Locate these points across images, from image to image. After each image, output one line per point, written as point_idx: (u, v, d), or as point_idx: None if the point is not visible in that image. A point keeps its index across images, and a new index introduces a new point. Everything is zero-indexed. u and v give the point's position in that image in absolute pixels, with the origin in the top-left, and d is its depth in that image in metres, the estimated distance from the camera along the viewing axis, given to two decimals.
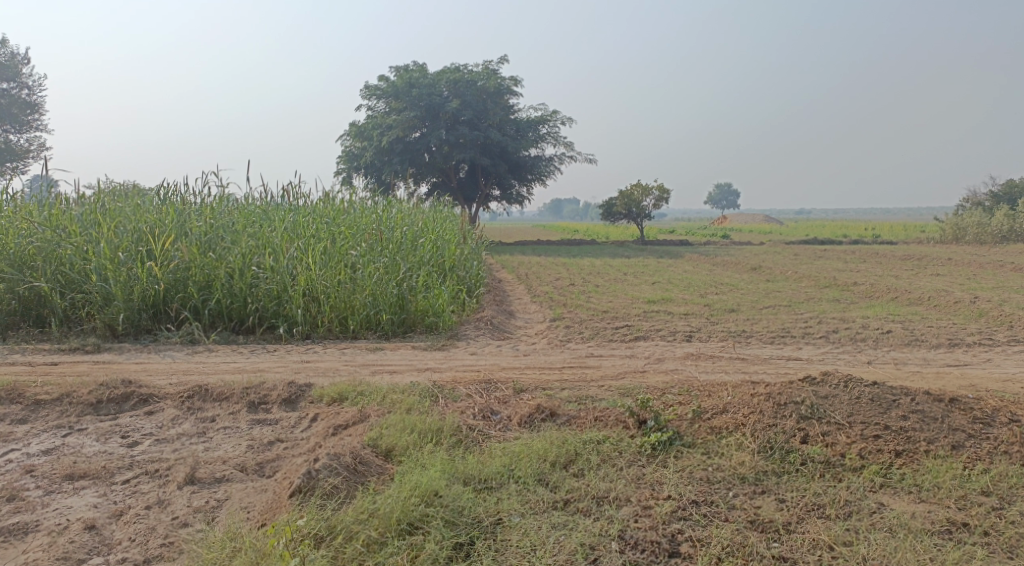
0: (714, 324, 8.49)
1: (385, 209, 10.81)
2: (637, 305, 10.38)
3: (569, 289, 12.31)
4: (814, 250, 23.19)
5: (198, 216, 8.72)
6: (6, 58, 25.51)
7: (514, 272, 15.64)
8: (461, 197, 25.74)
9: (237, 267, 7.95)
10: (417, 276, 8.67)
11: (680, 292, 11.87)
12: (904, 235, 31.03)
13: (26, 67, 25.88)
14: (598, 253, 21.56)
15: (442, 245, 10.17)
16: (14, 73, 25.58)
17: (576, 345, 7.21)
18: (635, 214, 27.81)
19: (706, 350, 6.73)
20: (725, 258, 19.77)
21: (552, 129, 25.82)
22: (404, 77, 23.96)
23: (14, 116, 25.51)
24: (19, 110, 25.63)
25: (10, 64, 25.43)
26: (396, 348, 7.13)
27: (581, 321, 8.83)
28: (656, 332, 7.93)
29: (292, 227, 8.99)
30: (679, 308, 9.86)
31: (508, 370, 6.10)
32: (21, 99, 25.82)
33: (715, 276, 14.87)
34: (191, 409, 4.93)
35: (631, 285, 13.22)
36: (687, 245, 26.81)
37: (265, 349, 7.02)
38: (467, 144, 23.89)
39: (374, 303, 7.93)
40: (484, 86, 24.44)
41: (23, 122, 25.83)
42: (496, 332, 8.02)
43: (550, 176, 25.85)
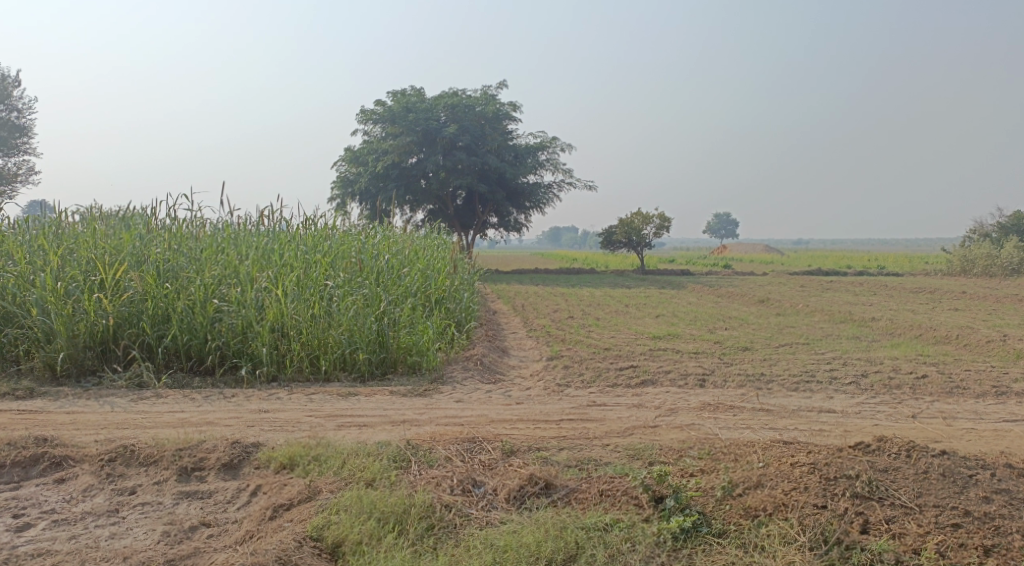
0: (728, 366, 7.63)
1: (370, 236, 10.00)
2: (641, 341, 9.55)
3: (567, 323, 11.45)
4: (821, 282, 22.40)
5: (158, 241, 7.91)
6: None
7: (510, 303, 14.80)
8: (457, 225, 24.96)
9: (198, 299, 7.11)
10: (401, 309, 7.84)
11: (688, 328, 11.01)
12: (909, 267, 30.32)
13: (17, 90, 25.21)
14: (597, 283, 20.76)
15: (431, 275, 9.35)
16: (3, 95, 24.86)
17: (576, 390, 6.36)
18: (635, 243, 27.06)
19: (724, 399, 5.88)
20: (729, 289, 19.01)
21: (551, 155, 25.14)
22: (400, 101, 23.30)
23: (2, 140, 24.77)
24: (8, 133, 24.91)
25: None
26: (371, 393, 6.29)
27: (581, 360, 7.98)
28: (665, 376, 7.08)
29: (265, 255, 8.16)
30: (688, 346, 9.01)
31: (496, 423, 5.24)
32: (10, 122, 25.09)
33: (722, 309, 14.03)
34: (109, 477, 4.10)
35: (634, 318, 12.38)
36: (689, 275, 26.01)
37: (222, 395, 6.17)
38: (464, 170, 23.19)
39: (350, 340, 7.10)
40: (482, 111, 23.80)
41: (12, 145, 25.06)
42: (486, 374, 7.17)
43: (549, 203, 25.14)
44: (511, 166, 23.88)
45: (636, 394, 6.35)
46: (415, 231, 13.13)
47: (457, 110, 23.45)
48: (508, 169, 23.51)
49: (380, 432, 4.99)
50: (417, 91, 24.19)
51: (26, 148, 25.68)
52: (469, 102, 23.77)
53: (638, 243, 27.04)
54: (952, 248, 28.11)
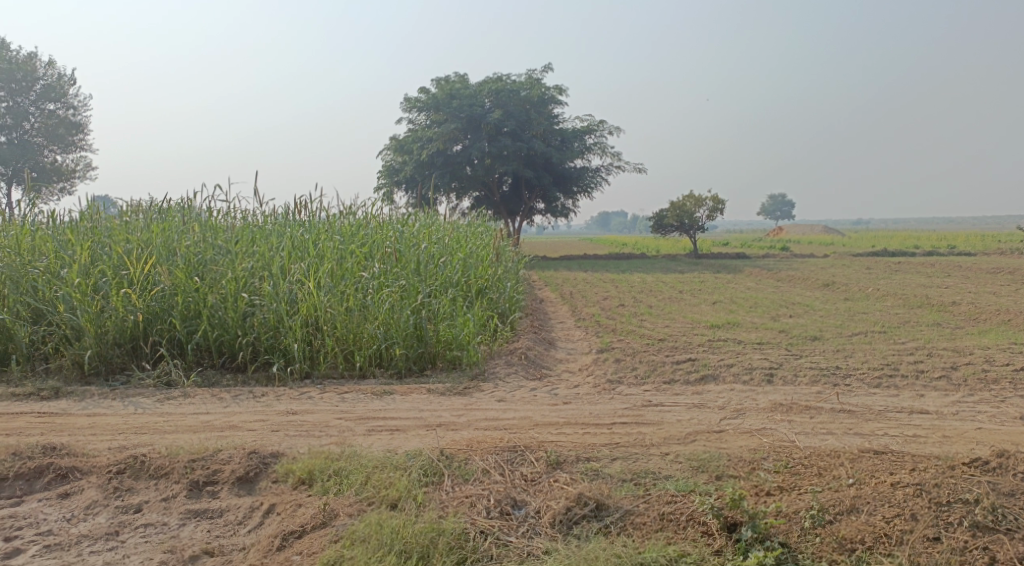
0: (796, 358, 6.97)
1: (409, 224, 9.52)
2: (699, 330, 8.92)
3: (619, 311, 10.86)
4: (887, 263, 21.34)
5: (189, 233, 7.57)
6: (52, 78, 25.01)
7: (559, 289, 14.24)
8: (504, 212, 24.48)
9: (229, 293, 6.74)
10: (441, 301, 7.38)
11: (748, 315, 10.32)
12: (980, 246, 28.83)
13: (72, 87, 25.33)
14: (650, 268, 20.12)
15: (473, 263, 8.87)
16: (58, 92, 25.00)
17: (629, 388, 5.79)
18: (688, 227, 26.23)
19: (797, 398, 5.26)
20: (790, 273, 18.15)
21: (599, 138, 24.44)
22: (444, 88, 22.84)
23: (59, 136, 24.91)
24: (63, 130, 25.03)
25: (53, 84, 24.91)
26: (407, 392, 5.85)
27: (634, 353, 7.40)
28: (727, 370, 6.47)
29: (299, 246, 7.75)
30: (750, 336, 8.36)
31: (541, 426, 4.72)
32: (66, 119, 25.19)
33: (783, 294, 13.26)
34: (115, 492, 3.69)
35: (690, 305, 11.71)
36: (745, 259, 25.10)
37: (250, 393, 5.75)
38: (510, 156, 22.66)
39: (386, 334, 6.67)
40: (527, 96, 23.19)
41: (68, 142, 25.18)
42: (532, 369, 6.67)
43: (597, 187, 24.47)
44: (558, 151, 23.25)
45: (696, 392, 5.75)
46: (458, 218, 12.62)
47: (500, 95, 22.85)
48: (554, 153, 22.91)
49: (413, 437, 4.52)
50: (461, 76, 23.72)
51: (80, 144, 25.80)
52: (514, 86, 23.16)
53: (690, 226, 26.20)
54: None
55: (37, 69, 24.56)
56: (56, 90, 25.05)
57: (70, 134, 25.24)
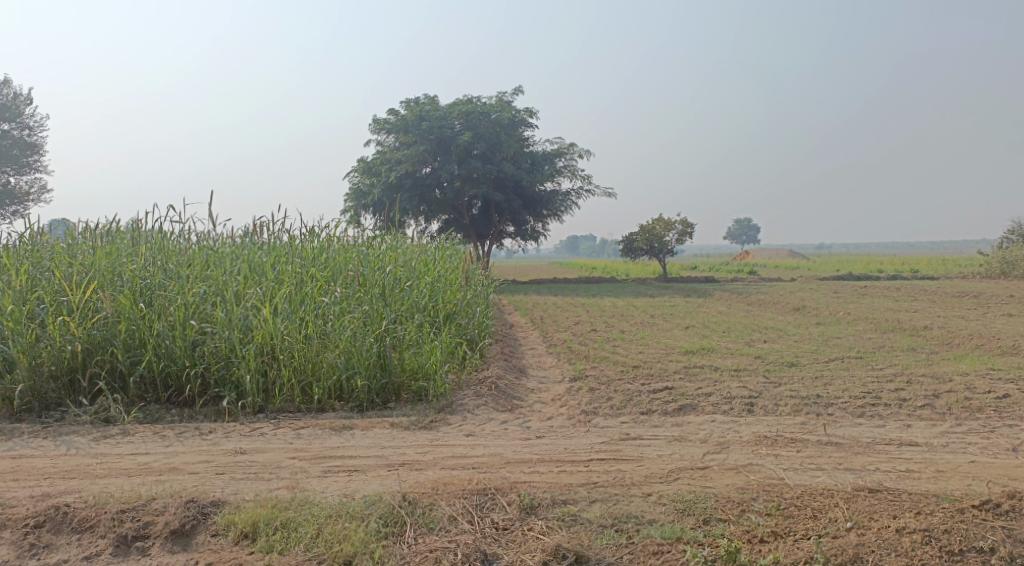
0: (776, 386, 6.72)
1: (375, 247, 9.14)
2: (673, 357, 8.67)
3: (591, 337, 10.57)
4: (855, 287, 21.38)
5: (139, 255, 7.13)
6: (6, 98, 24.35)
7: (529, 314, 13.93)
8: (473, 235, 24.22)
9: (178, 320, 6.34)
10: (406, 327, 7.01)
11: (723, 340, 10.09)
12: (943, 270, 29.12)
13: (28, 108, 24.68)
14: (620, 293, 19.94)
15: (441, 287, 8.52)
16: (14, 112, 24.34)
17: (605, 420, 5.48)
18: (657, 250, 26.15)
19: (782, 430, 4.99)
20: (760, 297, 18.05)
21: (569, 161, 24.31)
22: (413, 110, 22.57)
23: (14, 158, 24.19)
24: (20, 150, 24.35)
25: (9, 103, 24.30)
26: (368, 426, 5.48)
27: (609, 382, 7.11)
28: (706, 399, 6.20)
29: (257, 268, 7.35)
30: (726, 363, 8.11)
31: (513, 464, 4.39)
32: (21, 139, 24.48)
33: (755, 318, 13.07)
34: (32, 550, 3.32)
35: (662, 330, 11.46)
36: (714, 283, 25.05)
37: (196, 431, 5.45)
38: (479, 179, 22.43)
39: (347, 364, 6.29)
40: (497, 118, 23.00)
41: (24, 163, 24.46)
42: (501, 400, 6.33)
43: (566, 211, 24.30)
44: (527, 174, 23.05)
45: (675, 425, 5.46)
46: (426, 241, 12.27)
47: (470, 117, 22.62)
48: (523, 177, 22.71)
49: (373, 480, 4.16)
50: (431, 98, 23.49)
51: (36, 165, 25.09)
52: (484, 108, 22.97)
53: (659, 250, 26.13)
54: (988, 250, 26.99)
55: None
56: (12, 110, 24.40)
57: (26, 154, 24.56)
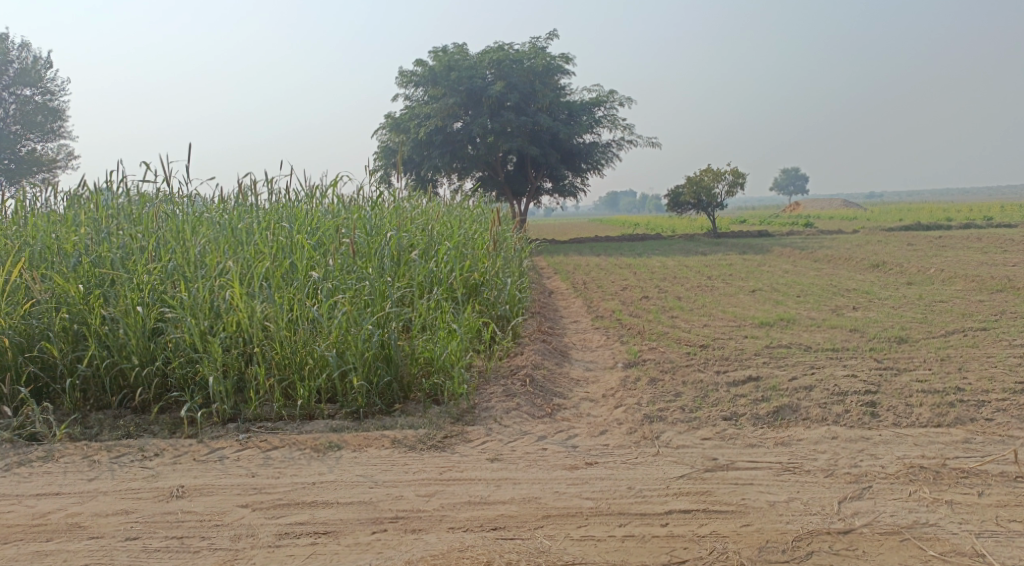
0: (894, 375, 5.18)
1: (388, 206, 7.64)
2: (746, 332, 7.16)
3: (643, 306, 9.05)
4: (931, 238, 19.33)
5: (90, 221, 5.76)
6: (26, 62, 23.29)
7: (571, 279, 12.45)
8: (509, 193, 22.70)
9: (129, 304, 4.99)
10: (418, 305, 5.58)
11: (801, 308, 8.49)
12: (1019, 217, 26.76)
13: (48, 71, 23.62)
14: (667, 250, 18.36)
15: (464, 255, 7.06)
16: (34, 77, 23.28)
17: (680, 434, 4.01)
18: (705, 204, 24.34)
19: (940, 455, 3.49)
20: (827, 252, 16.29)
21: (609, 111, 22.52)
22: (442, 60, 20.92)
23: (38, 124, 23.11)
24: (43, 117, 23.24)
25: (27, 67, 23.12)
26: (361, 446, 4.10)
27: (673, 370, 5.66)
28: (807, 397, 4.69)
29: (237, 234, 5.96)
30: (816, 340, 6.57)
31: (557, 521, 3.02)
32: (43, 105, 23.40)
33: (831, 278, 11.39)
34: None
35: (726, 296, 9.90)
36: (768, 237, 23.24)
37: (138, 453, 4.15)
38: (514, 133, 20.79)
39: (341, 358, 4.90)
40: (531, 66, 21.21)
41: (48, 130, 23.38)
42: (539, 401, 4.90)
43: (608, 163, 22.57)
44: (566, 125, 21.33)
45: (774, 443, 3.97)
46: (452, 200, 10.74)
47: (503, 66, 20.89)
48: (561, 128, 21.01)
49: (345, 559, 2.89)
50: (461, 47, 21.79)
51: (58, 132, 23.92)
52: (517, 56, 21.21)
53: (708, 204, 24.28)
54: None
55: (10, 52, 22.76)
56: (32, 74, 23.24)
57: (48, 121, 23.38)
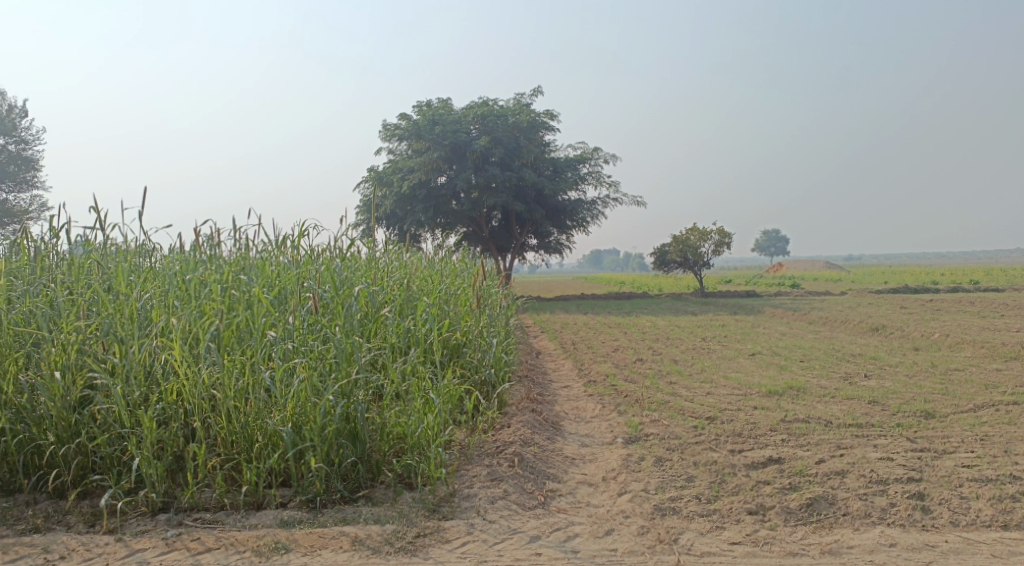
0: (935, 459, 4.54)
1: (362, 258, 6.95)
2: (754, 402, 6.49)
3: (638, 371, 8.38)
4: (924, 301, 18.88)
5: (18, 271, 5.04)
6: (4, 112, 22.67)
7: (558, 339, 11.74)
8: (493, 249, 22.17)
9: (52, 370, 4.27)
10: (390, 370, 4.87)
11: (810, 375, 7.85)
12: (1005, 281, 26.47)
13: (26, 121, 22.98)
14: (654, 310, 17.82)
15: (444, 312, 6.39)
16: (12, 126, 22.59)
17: (701, 536, 3.47)
18: (691, 263, 23.90)
19: None
20: (823, 314, 15.74)
21: (593, 168, 22.22)
22: (425, 115, 20.57)
23: (13, 174, 22.31)
24: (17, 167, 22.44)
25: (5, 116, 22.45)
26: (314, 549, 3.42)
27: (681, 448, 4.98)
28: (842, 486, 4.05)
29: (189, 287, 5.26)
30: (834, 413, 5.93)
31: None
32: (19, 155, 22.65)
33: (833, 342, 10.79)
34: None
35: (725, 360, 9.24)
36: (757, 297, 22.73)
37: (39, 555, 3.47)
38: (499, 188, 20.36)
39: (297, 434, 4.18)
40: (516, 123, 20.90)
41: (23, 180, 22.58)
42: (530, 486, 4.20)
43: (594, 221, 22.14)
44: (551, 182, 20.94)
45: (815, 550, 3.33)
46: (434, 255, 10.08)
47: (487, 122, 20.57)
48: (547, 184, 20.58)
49: None
50: (444, 103, 21.49)
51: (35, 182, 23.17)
52: (501, 112, 20.91)
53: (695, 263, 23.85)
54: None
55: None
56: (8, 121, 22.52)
57: (25, 170, 22.56)
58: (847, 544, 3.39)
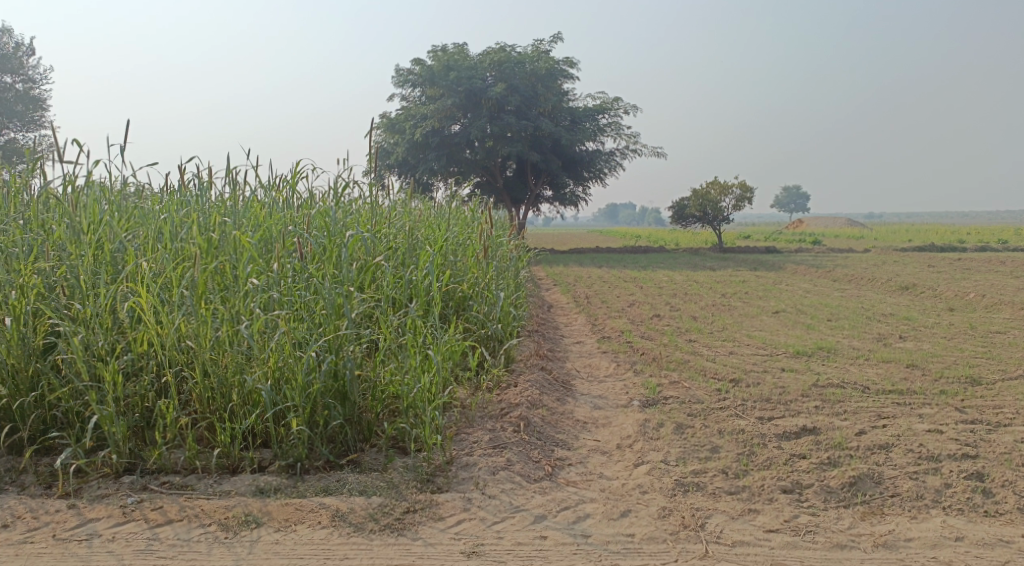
0: (990, 433, 4.07)
1: (364, 202, 6.45)
2: (782, 364, 6.02)
3: (655, 328, 7.91)
4: (952, 260, 18.23)
5: None
6: (11, 49, 22.08)
7: (571, 293, 11.26)
8: (508, 200, 21.61)
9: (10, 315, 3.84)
10: (385, 324, 4.42)
11: (839, 335, 7.36)
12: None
13: (32, 59, 22.36)
14: (672, 264, 17.28)
15: (449, 262, 5.92)
16: (19, 64, 22.01)
17: (732, 521, 3.04)
18: (711, 217, 23.25)
19: None
20: (848, 272, 15.14)
21: (613, 118, 21.48)
22: (440, 60, 19.85)
23: (21, 114, 21.78)
24: (25, 107, 21.88)
25: (12, 54, 21.87)
26: (288, 524, 3.01)
27: (703, 413, 4.53)
28: (888, 463, 3.60)
29: (170, 226, 4.79)
30: (870, 378, 5.46)
31: None
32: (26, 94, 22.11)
33: (861, 301, 10.26)
34: None
35: (748, 318, 8.75)
36: (777, 253, 22.13)
37: None
38: (515, 137, 19.71)
39: (278, 393, 3.77)
40: (534, 69, 20.13)
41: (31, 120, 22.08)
42: (536, 455, 3.78)
43: (611, 172, 21.49)
44: (569, 131, 20.24)
45: (865, 542, 2.92)
46: (443, 203, 9.56)
47: (504, 67, 19.82)
48: (564, 133, 19.89)
49: None
50: (459, 47, 20.72)
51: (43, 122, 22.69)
52: (519, 58, 20.15)
53: (714, 218, 23.19)
54: None
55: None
56: (16, 61, 21.99)
57: (34, 110, 22.07)
58: (903, 535, 2.97)
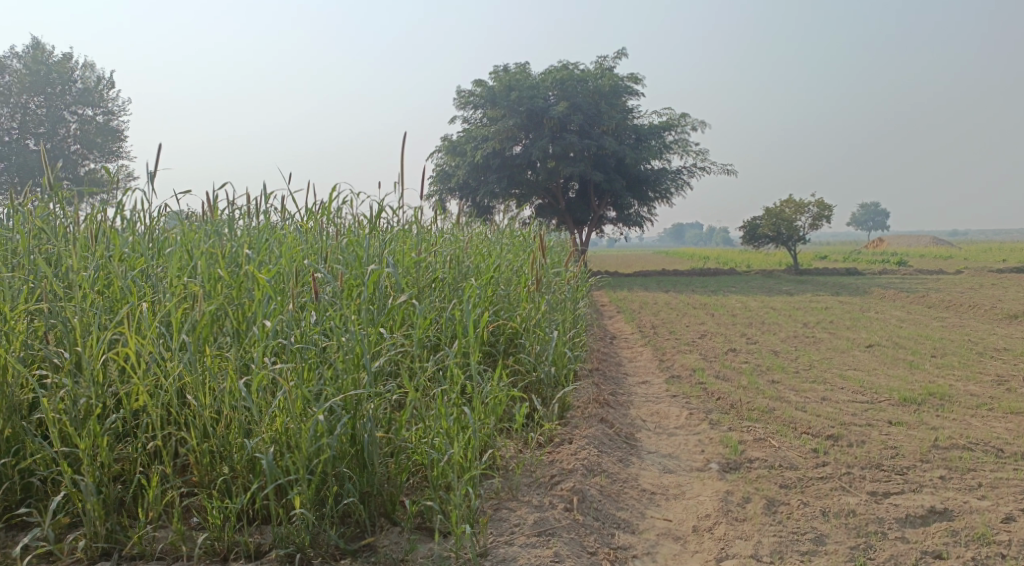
0: None
1: (404, 224, 5.76)
2: (886, 414, 5.12)
3: (732, 365, 7.03)
4: None
5: None
6: (92, 82, 22.49)
7: (636, 322, 10.40)
8: (571, 222, 20.92)
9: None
10: (416, 375, 3.72)
11: (948, 376, 6.38)
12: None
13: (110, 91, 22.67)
14: (746, 288, 16.22)
15: (496, 296, 5.22)
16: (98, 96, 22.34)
17: None
18: (785, 238, 22.03)
19: None
20: (943, 296, 13.85)
21: (680, 136, 20.60)
22: (501, 80, 19.33)
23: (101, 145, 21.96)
24: (103, 138, 22.10)
25: (93, 88, 22.27)
26: None
27: (797, 484, 3.72)
28: None
29: (190, 249, 4.06)
30: (999, 436, 4.53)
31: None
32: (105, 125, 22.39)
33: (965, 332, 9.15)
34: None
35: (836, 353, 7.80)
36: (857, 275, 20.84)
37: None
38: (577, 157, 19.01)
39: (281, 463, 3.06)
40: (597, 87, 19.42)
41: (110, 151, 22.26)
42: (591, 545, 3.09)
43: (679, 192, 20.57)
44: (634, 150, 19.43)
45: None
46: (498, 227, 8.85)
47: (567, 87, 19.14)
48: (629, 152, 19.07)
49: None
50: (521, 67, 20.20)
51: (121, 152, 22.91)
52: (581, 76, 19.49)
53: (788, 238, 21.95)
54: None
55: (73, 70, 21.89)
56: (96, 93, 22.36)
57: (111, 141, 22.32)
58: None
